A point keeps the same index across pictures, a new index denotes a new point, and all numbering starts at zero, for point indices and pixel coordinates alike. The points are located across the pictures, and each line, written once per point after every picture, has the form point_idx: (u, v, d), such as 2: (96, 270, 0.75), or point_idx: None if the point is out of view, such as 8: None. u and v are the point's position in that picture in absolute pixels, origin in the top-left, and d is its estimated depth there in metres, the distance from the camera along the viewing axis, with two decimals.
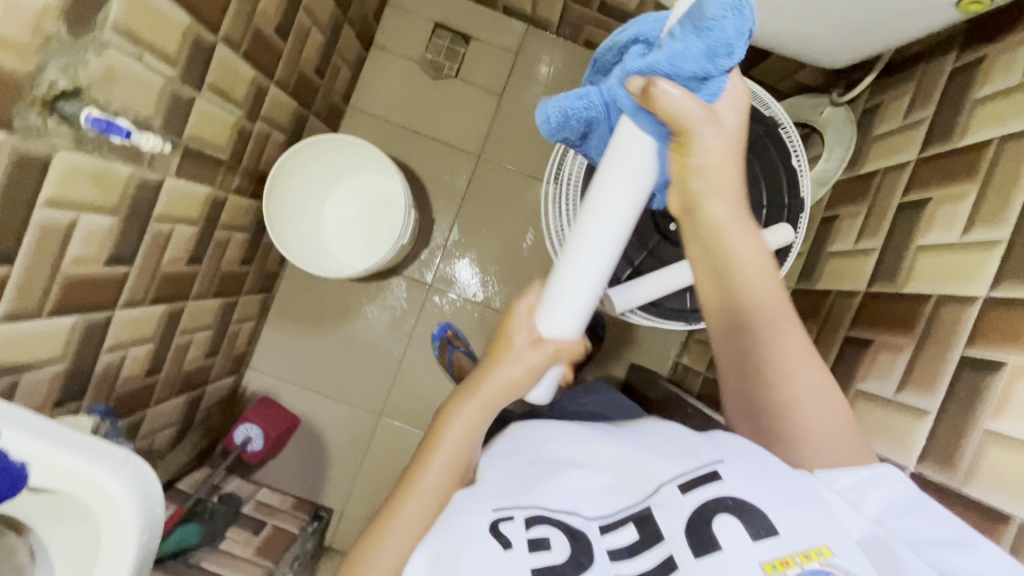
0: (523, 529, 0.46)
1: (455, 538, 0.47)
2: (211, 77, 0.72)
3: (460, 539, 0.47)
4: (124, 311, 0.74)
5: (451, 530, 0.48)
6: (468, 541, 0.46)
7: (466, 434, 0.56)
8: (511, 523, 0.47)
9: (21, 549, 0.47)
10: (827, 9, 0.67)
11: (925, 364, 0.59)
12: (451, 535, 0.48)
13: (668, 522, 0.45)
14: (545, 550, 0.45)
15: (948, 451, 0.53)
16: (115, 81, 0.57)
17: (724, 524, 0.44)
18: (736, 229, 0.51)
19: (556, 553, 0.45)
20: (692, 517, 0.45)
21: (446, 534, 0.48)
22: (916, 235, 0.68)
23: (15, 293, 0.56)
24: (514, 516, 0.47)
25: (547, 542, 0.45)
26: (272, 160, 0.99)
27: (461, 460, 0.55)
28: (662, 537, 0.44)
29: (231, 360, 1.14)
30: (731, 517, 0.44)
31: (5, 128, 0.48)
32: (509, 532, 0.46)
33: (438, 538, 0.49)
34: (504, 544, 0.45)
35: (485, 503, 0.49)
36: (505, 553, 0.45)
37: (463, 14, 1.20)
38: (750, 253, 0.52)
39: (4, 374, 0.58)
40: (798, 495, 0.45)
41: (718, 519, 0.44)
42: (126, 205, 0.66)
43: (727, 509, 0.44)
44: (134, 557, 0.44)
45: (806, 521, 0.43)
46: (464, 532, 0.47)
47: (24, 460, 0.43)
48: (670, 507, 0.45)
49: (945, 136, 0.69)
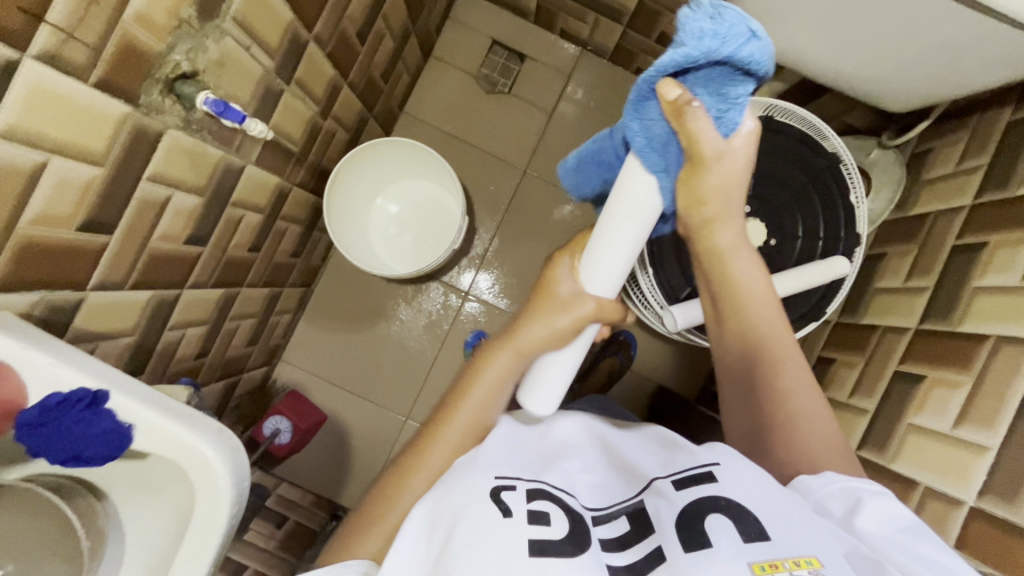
0: (524, 500, 0.48)
1: (456, 501, 0.47)
2: (299, 72, 0.75)
3: (461, 504, 0.47)
4: (191, 292, 0.74)
5: (455, 492, 0.48)
6: (467, 506, 0.46)
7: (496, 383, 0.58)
8: (512, 493, 0.48)
9: (98, 513, 0.47)
10: (903, 53, 0.67)
11: (985, 402, 0.60)
12: (453, 501, 0.48)
13: (659, 514, 0.47)
14: (543, 524, 0.46)
15: (1014, 486, 0.55)
16: (226, 67, 0.60)
17: (712, 522, 0.45)
18: (736, 256, 0.58)
19: (554, 530, 0.46)
20: (684, 514, 0.46)
21: (449, 495, 0.49)
22: (973, 277, 0.69)
23: (108, 263, 0.57)
24: (516, 487, 0.49)
25: (546, 517, 0.46)
26: (332, 157, 1.02)
27: (489, 406, 0.58)
28: (654, 529, 0.47)
29: (266, 351, 1.14)
30: (721, 515, 0.45)
31: (130, 102, 0.50)
32: (510, 501, 0.47)
33: (443, 495, 0.49)
34: (505, 511, 0.46)
35: (486, 470, 0.50)
36: (505, 519, 0.46)
37: (520, 34, 1.24)
38: (749, 279, 0.59)
39: (83, 342, 0.59)
40: (783, 497, 0.47)
41: (710, 517, 0.46)
42: (212, 187, 0.67)
43: (719, 509, 0.46)
44: (224, 526, 0.45)
45: (795, 526, 0.45)
46: (465, 497, 0.47)
47: (130, 422, 0.44)
48: (661, 502, 0.48)
49: (1002, 184, 0.72)
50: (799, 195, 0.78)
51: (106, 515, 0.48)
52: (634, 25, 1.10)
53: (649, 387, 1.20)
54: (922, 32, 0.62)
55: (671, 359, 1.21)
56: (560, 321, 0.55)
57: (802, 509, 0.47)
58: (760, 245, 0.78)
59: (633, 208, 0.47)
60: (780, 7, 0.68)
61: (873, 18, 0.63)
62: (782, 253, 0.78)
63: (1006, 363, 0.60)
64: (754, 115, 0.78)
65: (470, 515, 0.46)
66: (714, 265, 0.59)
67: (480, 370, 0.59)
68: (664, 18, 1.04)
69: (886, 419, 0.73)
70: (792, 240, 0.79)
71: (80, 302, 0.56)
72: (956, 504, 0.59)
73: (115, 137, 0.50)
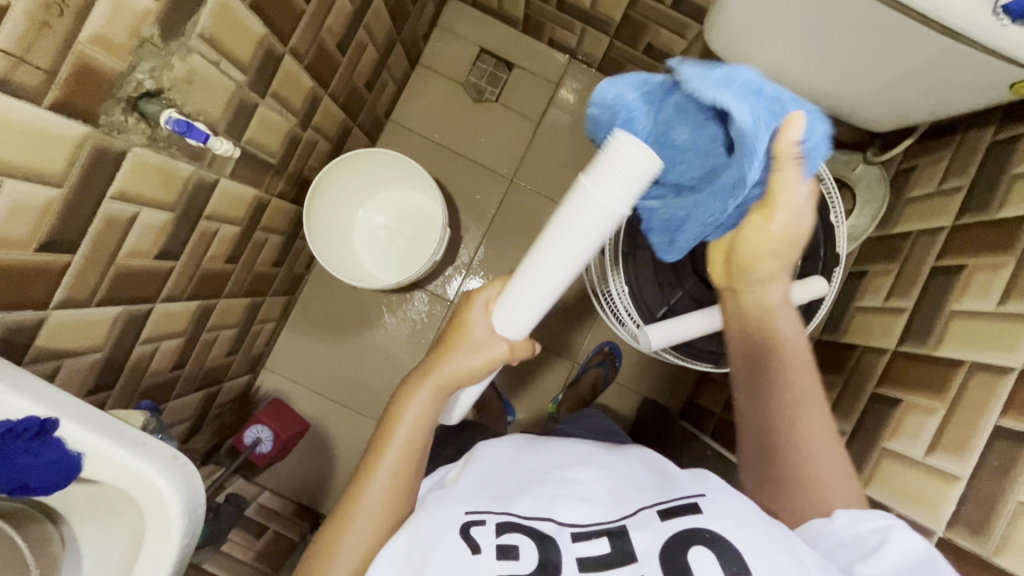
0: (493, 534, 0.46)
1: (425, 540, 0.46)
2: (275, 86, 0.74)
3: (428, 543, 0.46)
4: (164, 305, 0.74)
5: (423, 530, 0.47)
6: (433, 545, 0.46)
7: (419, 422, 0.53)
8: (481, 528, 0.46)
9: (54, 540, 0.46)
10: (882, 74, 0.66)
11: (957, 429, 0.60)
12: (422, 538, 0.47)
13: (643, 543, 0.45)
14: (512, 559, 0.44)
15: (982, 518, 0.54)
16: (194, 84, 0.59)
17: (696, 554, 0.44)
18: (781, 312, 0.59)
19: (524, 564, 0.44)
20: (668, 544, 0.44)
21: (417, 533, 0.48)
22: (950, 300, 0.69)
23: (71, 282, 0.56)
24: (485, 521, 0.47)
25: (516, 551, 0.45)
26: (314, 167, 1.01)
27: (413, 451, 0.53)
28: (636, 556, 0.44)
29: (248, 359, 1.14)
30: (704, 548, 0.44)
31: (90, 122, 0.50)
32: (478, 537, 0.46)
33: (413, 533, 0.48)
34: (472, 549, 0.45)
35: (457, 506, 0.49)
36: (473, 557, 0.44)
37: (508, 42, 1.23)
38: (790, 335, 0.59)
39: (48, 360, 0.58)
40: (767, 533, 0.46)
41: (694, 551, 0.44)
42: (183, 202, 0.66)
43: (704, 542, 0.44)
44: (175, 557, 0.44)
45: (778, 565, 0.43)
46: (434, 534, 0.46)
47: (79, 452, 0.44)
48: (645, 530, 0.46)
49: (983, 206, 0.71)
50: None
51: (60, 540, 0.47)
52: (621, 35, 1.09)
53: (634, 399, 1.19)
54: (898, 55, 0.62)
55: (656, 371, 1.20)
56: (475, 358, 0.53)
57: (790, 547, 0.46)
58: None
59: (577, 230, 0.43)
60: (757, 29, 0.67)
61: (852, 38, 0.62)
62: None
63: (979, 390, 0.59)
64: None
65: (435, 555, 0.45)
66: (765, 314, 0.59)
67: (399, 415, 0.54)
68: (649, 30, 1.03)
69: (862, 442, 0.72)
70: None
71: (43, 320, 0.55)
72: (927, 533, 0.58)
73: (73, 158, 0.50)
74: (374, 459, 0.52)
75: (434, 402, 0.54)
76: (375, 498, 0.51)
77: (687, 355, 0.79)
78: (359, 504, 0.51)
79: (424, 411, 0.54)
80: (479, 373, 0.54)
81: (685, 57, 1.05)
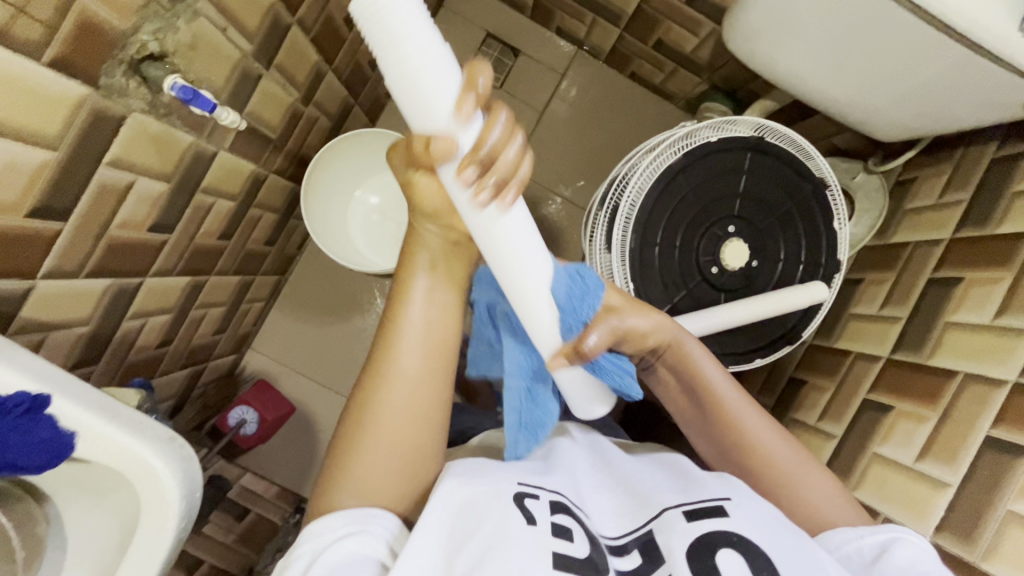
0: (547, 510, 0.46)
1: (480, 504, 0.45)
2: (280, 58, 0.72)
3: (488, 507, 0.44)
4: (154, 279, 0.71)
5: (481, 492, 0.46)
6: (490, 510, 0.44)
7: (425, 318, 0.52)
8: (536, 501, 0.46)
9: (39, 519, 0.44)
10: (896, 84, 0.66)
11: (948, 437, 0.61)
12: (476, 498, 0.45)
13: (669, 544, 0.46)
14: (567, 539, 0.44)
15: (971, 524, 0.56)
16: (199, 50, 0.56)
17: (723, 556, 0.44)
18: (690, 344, 0.60)
19: (577, 546, 0.44)
20: (694, 545, 0.45)
21: (478, 491, 0.46)
22: (945, 311, 0.70)
23: (61, 252, 0.54)
24: (539, 497, 0.47)
25: (570, 532, 0.45)
26: (312, 144, 0.98)
27: (421, 375, 0.52)
28: (664, 559, 0.45)
29: (234, 339, 1.11)
30: (733, 551, 0.45)
31: (90, 84, 0.47)
32: (535, 509, 0.45)
33: (472, 483, 0.46)
34: (529, 519, 0.44)
35: (510, 476, 0.48)
36: (530, 526, 0.43)
37: (515, 28, 1.21)
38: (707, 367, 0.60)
39: (32, 332, 0.56)
40: (793, 539, 0.47)
41: (721, 552, 0.45)
42: (180, 173, 0.63)
43: (732, 544, 0.45)
44: (171, 541, 0.43)
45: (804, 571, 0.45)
46: (489, 495, 0.45)
47: (74, 430, 0.42)
48: (672, 532, 0.47)
49: (981, 220, 0.72)
50: (784, 218, 0.78)
51: (47, 519, 0.45)
52: (632, 28, 1.07)
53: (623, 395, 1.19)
54: (920, 68, 0.62)
55: None
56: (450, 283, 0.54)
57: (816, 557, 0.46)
58: (741, 267, 0.77)
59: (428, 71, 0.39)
60: (783, 31, 0.67)
61: (872, 46, 0.62)
62: (763, 275, 0.78)
63: (972, 401, 0.61)
64: (744, 135, 0.77)
65: (493, 519, 0.43)
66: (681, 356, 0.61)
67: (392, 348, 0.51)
68: (661, 24, 1.02)
69: (851, 448, 0.73)
70: (774, 262, 0.78)
71: (29, 291, 0.53)
72: None
73: (71, 120, 0.47)
74: (376, 378, 0.51)
75: (433, 285, 0.53)
76: (394, 399, 0.51)
77: None
78: (375, 413, 0.51)
79: (418, 344, 0.52)
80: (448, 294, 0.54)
81: (695, 54, 1.04)
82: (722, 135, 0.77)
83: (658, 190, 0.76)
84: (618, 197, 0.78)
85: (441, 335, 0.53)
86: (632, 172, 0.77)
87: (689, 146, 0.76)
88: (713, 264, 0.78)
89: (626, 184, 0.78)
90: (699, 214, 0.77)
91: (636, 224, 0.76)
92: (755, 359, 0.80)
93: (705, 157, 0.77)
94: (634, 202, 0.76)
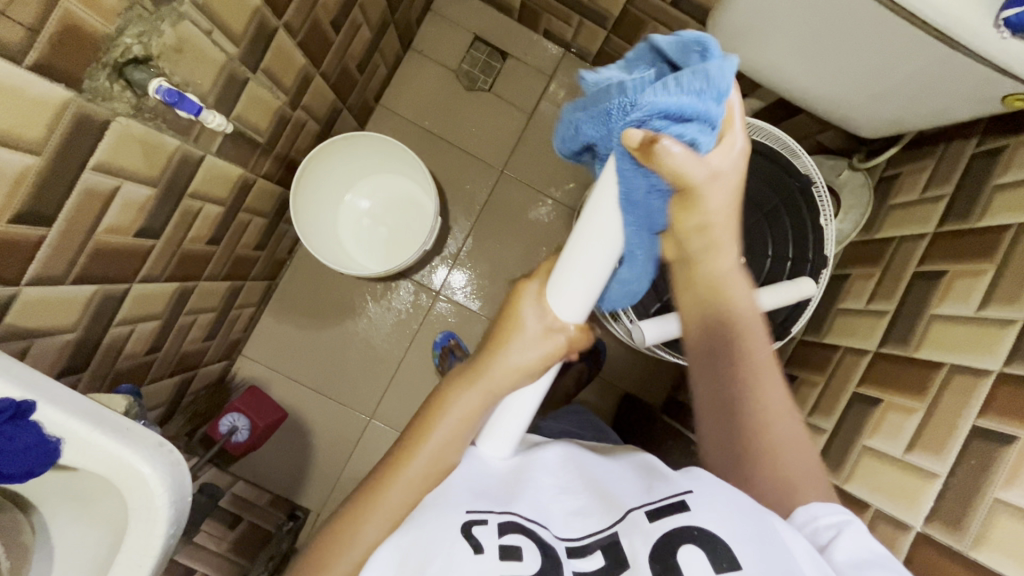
0: (495, 535, 0.46)
1: (428, 542, 0.47)
2: (267, 61, 0.72)
3: (431, 544, 0.46)
4: (142, 285, 0.70)
5: (421, 530, 0.48)
6: (435, 546, 0.46)
7: (462, 422, 0.50)
8: (484, 527, 0.47)
9: (24, 527, 0.44)
10: (876, 81, 0.67)
11: (936, 429, 0.62)
12: (423, 533, 0.47)
13: (633, 547, 0.46)
14: (514, 560, 0.45)
15: (959, 514, 0.56)
16: (184, 53, 0.56)
17: (684, 553, 0.44)
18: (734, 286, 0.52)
19: (525, 565, 0.45)
20: (657, 545, 0.45)
21: (421, 531, 0.48)
22: (930, 305, 0.71)
23: (45, 258, 0.53)
24: (488, 521, 0.47)
25: (518, 552, 0.45)
26: (301, 148, 0.98)
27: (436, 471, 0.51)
28: (627, 564, 0.45)
29: (225, 345, 1.10)
30: (694, 546, 0.45)
31: (73, 87, 0.47)
32: (479, 537, 0.46)
33: (416, 530, 0.48)
34: (474, 548, 0.45)
35: (457, 504, 0.49)
36: (475, 557, 0.45)
37: (503, 31, 1.21)
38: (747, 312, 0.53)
39: (17, 339, 0.55)
40: (763, 529, 0.46)
41: (683, 549, 0.45)
42: (166, 178, 0.63)
43: (693, 539, 0.45)
44: (159, 548, 0.42)
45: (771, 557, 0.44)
46: (434, 532, 0.47)
47: (58, 437, 0.41)
48: (635, 533, 0.47)
49: (963, 215, 0.74)
50: (771, 215, 0.79)
51: (31, 529, 0.45)
52: (619, 30, 1.08)
53: (617, 395, 1.19)
54: (899, 61, 0.62)
55: (640, 366, 1.20)
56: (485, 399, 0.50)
57: (783, 543, 0.46)
58: None
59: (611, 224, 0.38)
60: (765, 30, 0.68)
61: (853, 44, 0.64)
62: (751, 272, 0.79)
63: (958, 392, 0.62)
64: None
65: (439, 554, 0.45)
66: (713, 292, 0.52)
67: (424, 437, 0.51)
68: (648, 26, 1.03)
69: (842, 441, 0.74)
70: (762, 259, 0.79)
71: (13, 298, 0.52)
72: (906, 528, 0.60)
73: (55, 124, 0.47)
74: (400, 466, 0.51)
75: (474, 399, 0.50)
76: (420, 464, 0.50)
77: (677, 351, 0.80)
78: (382, 499, 0.50)
79: (449, 437, 0.50)
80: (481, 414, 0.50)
81: None
82: None
83: None
84: None
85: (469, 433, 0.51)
86: None
87: None
88: None
89: None
90: None
91: None
92: None
93: None
94: None
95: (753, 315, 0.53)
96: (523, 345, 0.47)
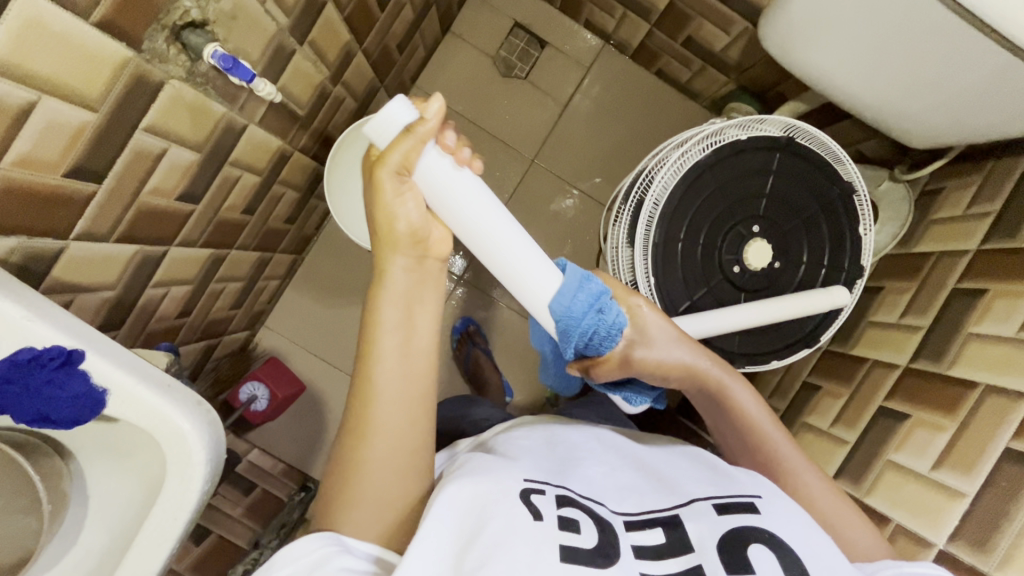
0: (553, 505, 0.46)
1: (486, 503, 0.45)
2: (314, 34, 0.72)
3: (495, 504, 0.44)
4: (178, 249, 0.71)
5: (486, 486, 0.46)
6: (497, 504, 0.44)
7: (402, 340, 0.50)
8: (543, 497, 0.46)
9: (64, 475, 0.46)
10: (932, 90, 0.65)
11: (966, 448, 0.61)
12: (481, 491, 0.46)
13: (700, 534, 0.47)
14: (573, 531, 0.44)
15: (985, 535, 0.56)
16: (238, 20, 0.56)
17: (755, 550, 0.45)
18: (732, 385, 0.64)
19: (584, 538, 0.44)
20: (727, 538, 0.46)
21: (479, 490, 0.46)
22: (967, 322, 0.70)
23: (93, 214, 0.54)
24: (544, 492, 0.47)
25: (576, 524, 0.45)
26: (337, 124, 0.98)
27: (407, 404, 0.49)
28: (693, 547, 0.46)
29: (249, 315, 1.11)
30: (764, 547, 0.46)
31: (133, 46, 0.48)
32: (539, 505, 0.45)
33: (475, 485, 0.46)
34: (535, 514, 0.44)
35: (517, 474, 0.48)
36: (536, 522, 0.43)
37: (543, 19, 1.20)
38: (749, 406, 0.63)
39: (62, 292, 0.56)
40: (829, 551, 0.48)
41: (753, 547, 0.46)
42: (211, 144, 0.64)
43: (763, 540, 0.46)
44: (195, 503, 0.43)
45: (832, 566, 0.46)
46: (496, 491, 0.46)
47: (104, 388, 0.42)
48: (701, 522, 0.48)
49: (1009, 234, 0.72)
50: (809, 221, 0.78)
51: (68, 475, 0.46)
52: (662, 24, 1.07)
53: None
54: (964, 74, 0.61)
55: None
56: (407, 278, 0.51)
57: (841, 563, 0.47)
58: (764, 267, 0.77)
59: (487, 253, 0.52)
60: (822, 27, 0.66)
61: (914, 48, 0.62)
62: (784, 277, 0.78)
63: (992, 413, 0.60)
64: (774, 135, 0.77)
65: (499, 514, 0.43)
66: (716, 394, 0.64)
67: (369, 381, 0.48)
68: (693, 22, 1.02)
69: (864, 454, 0.73)
70: (796, 265, 0.78)
71: (61, 251, 0.53)
72: (927, 546, 0.60)
73: (113, 82, 0.47)
74: (370, 336, 0.49)
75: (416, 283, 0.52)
76: (384, 433, 0.48)
77: None
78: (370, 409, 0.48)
79: (399, 368, 0.49)
80: (420, 319, 0.51)
81: (726, 53, 1.04)
82: (752, 133, 0.76)
83: (685, 184, 0.75)
84: (646, 190, 0.78)
85: (417, 336, 0.50)
86: (660, 165, 0.76)
87: (718, 143, 0.75)
88: (735, 263, 0.77)
89: (654, 176, 0.77)
90: (722, 212, 0.77)
91: (662, 218, 0.75)
92: (771, 360, 0.79)
93: (733, 156, 0.76)
94: (659, 198, 0.75)
95: (754, 403, 0.64)
96: (406, 216, 0.49)
